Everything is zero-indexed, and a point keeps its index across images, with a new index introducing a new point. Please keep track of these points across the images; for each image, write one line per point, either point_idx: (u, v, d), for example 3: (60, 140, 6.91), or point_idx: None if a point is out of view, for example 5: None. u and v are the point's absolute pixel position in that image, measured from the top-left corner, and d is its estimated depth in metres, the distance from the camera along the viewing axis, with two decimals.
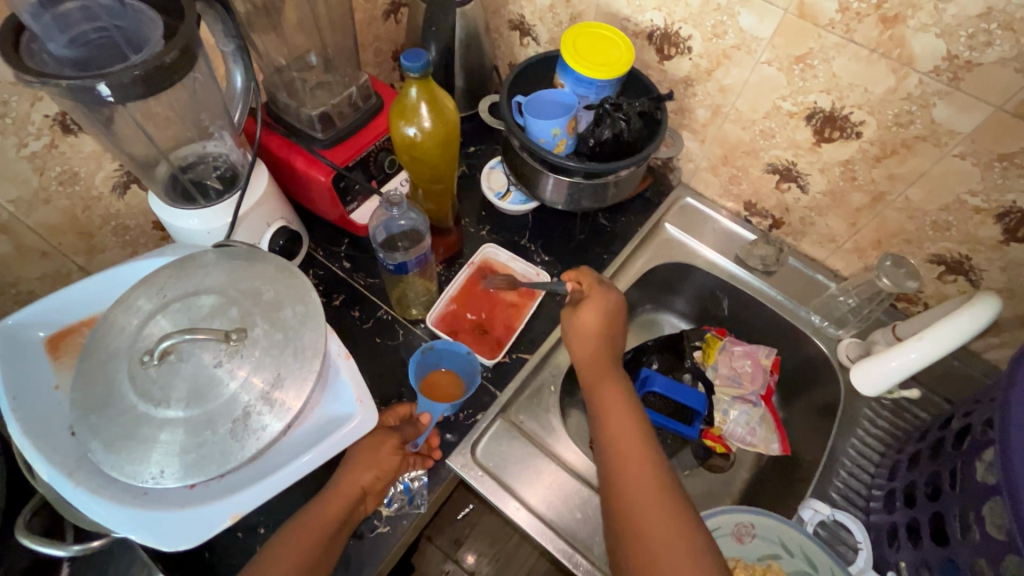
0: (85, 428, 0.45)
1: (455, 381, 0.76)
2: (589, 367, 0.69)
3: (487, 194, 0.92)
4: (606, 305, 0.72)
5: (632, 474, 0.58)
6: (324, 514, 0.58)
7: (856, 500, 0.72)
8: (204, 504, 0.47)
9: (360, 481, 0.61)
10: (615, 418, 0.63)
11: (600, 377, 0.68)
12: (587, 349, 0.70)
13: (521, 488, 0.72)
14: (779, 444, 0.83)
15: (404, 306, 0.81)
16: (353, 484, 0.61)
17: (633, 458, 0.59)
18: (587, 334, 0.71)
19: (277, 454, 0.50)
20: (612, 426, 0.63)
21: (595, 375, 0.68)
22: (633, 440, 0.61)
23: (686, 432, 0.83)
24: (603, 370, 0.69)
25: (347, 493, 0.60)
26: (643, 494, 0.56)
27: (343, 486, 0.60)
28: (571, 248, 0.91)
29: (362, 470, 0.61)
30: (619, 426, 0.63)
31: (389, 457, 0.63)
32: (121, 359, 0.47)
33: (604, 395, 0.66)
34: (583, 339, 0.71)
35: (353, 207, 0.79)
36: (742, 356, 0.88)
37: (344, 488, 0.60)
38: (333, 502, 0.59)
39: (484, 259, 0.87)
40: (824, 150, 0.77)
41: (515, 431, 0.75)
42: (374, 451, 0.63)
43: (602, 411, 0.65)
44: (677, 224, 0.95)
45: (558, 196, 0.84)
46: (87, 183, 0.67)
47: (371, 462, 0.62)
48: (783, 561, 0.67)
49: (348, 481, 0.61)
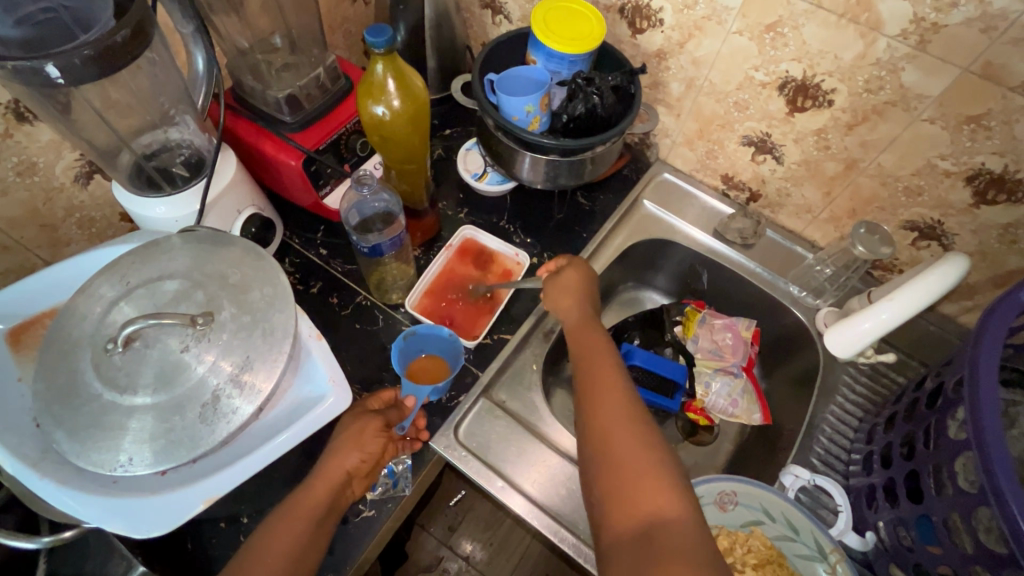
0: (49, 419, 0.44)
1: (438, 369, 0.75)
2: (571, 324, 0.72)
3: (464, 176, 0.91)
4: (583, 271, 0.76)
5: (609, 412, 0.59)
6: (308, 501, 0.57)
7: (836, 464, 0.74)
8: (176, 491, 0.46)
9: (344, 465, 0.60)
10: (598, 364, 0.65)
11: (584, 332, 0.70)
12: (572, 309, 0.73)
13: (506, 468, 0.72)
14: (760, 413, 0.83)
15: (383, 291, 0.80)
16: (338, 469, 0.60)
17: (613, 398, 0.60)
18: (571, 295, 0.74)
19: (248, 439, 0.50)
20: (593, 370, 0.64)
21: (579, 330, 0.70)
22: (613, 383, 0.62)
23: (669, 405, 0.83)
24: (587, 333, 0.70)
25: (333, 475, 0.59)
26: (620, 427, 0.57)
27: (328, 471, 0.59)
28: (550, 227, 0.91)
29: (344, 452, 0.60)
30: (600, 369, 0.64)
31: (372, 439, 0.62)
32: (84, 347, 0.46)
33: (587, 347, 0.68)
34: (566, 300, 0.73)
35: (327, 191, 0.78)
36: (723, 329, 0.88)
37: (330, 471, 0.59)
38: (318, 488, 0.58)
39: (463, 241, 0.86)
40: (797, 120, 0.77)
41: (498, 411, 0.75)
42: (356, 436, 0.62)
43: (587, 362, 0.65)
44: (656, 199, 0.95)
45: (535, 174, 0.83)
46: (47, 173, 0.65)
47: (355, 445, 0.61)
48: (766, 527, 0.68)
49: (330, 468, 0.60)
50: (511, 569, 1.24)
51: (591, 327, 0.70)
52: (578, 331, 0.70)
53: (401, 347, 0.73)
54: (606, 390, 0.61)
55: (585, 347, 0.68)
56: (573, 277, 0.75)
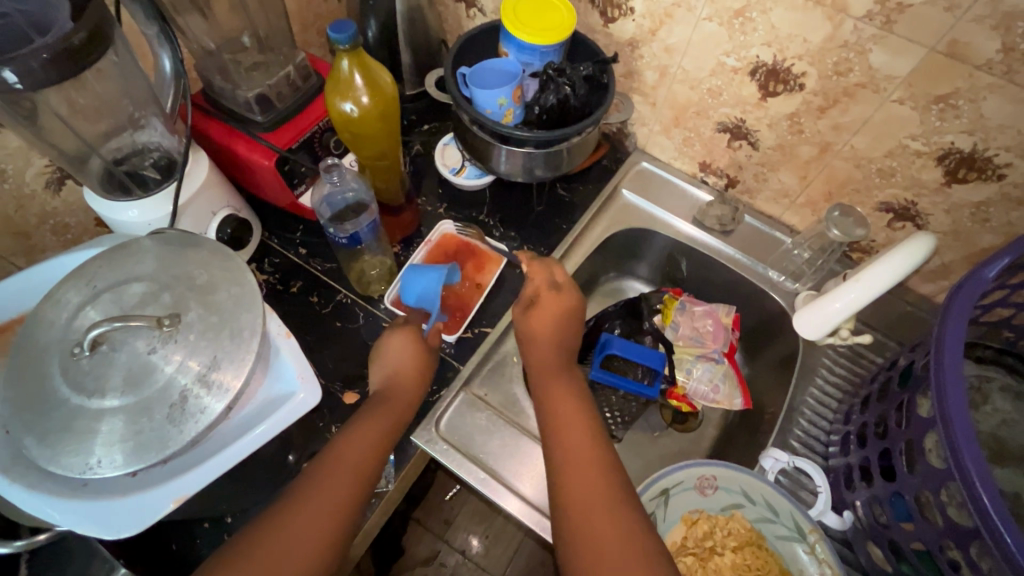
0: (17, 425, 0.44)
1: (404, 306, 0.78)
2: (540, 372, 0.70)
3: (442, 171, 0.91)
4: (559, 308, 0.74)
5: (582, 474, 0.58)
6: (335, 490, 0.54)
7: (816, 446, 0.74)
8: (148, 490, 0.46)
9: (366, 445, 0.59)
10: (566, 421, 0.63)
11: (554, 381, 0.68)
12: (545, 356, 0.71)
13: (489, 459, 0.72)
14: (741, 397, 0.84)
15: (364, 283, 0.81)
16: (399, 407, 0.65)
17: (589, 460, 0.59)
18: (542, 342, 0.72)
19: (220, 438, 0.50)
20: (560, 417, 0.64)
21: (543, 374, 0.70)
22: (586, 446, 0.60)
23: (648, 393, 0.82)
24: (556, 377, 0.69)
25: (355, 461, 0.57)
26: (597, 494, 0.56)
27: (382, 417, 0.63)
28: (529, 220, 0.91)
29: (368, 430, 0.61)
30: (573, 428, 0.62)
31: (402, 400, 0.66)
32: (52, 351, 0.46)
33: (555, 395, 0.67)
34: (539, 343, 0.72)
35: (301, 190, 0.77)
36: (703, 315, 0.89)
37: (347, 463, 0.57)
38: (338, 476, 0.55)
39: (443, 235, 0.86)
40: (770, 104, 0.77)
41: (480, 404, 0.76)
42: (419, 354, 0.70)
43: (556, 411, 0.65)
44: (634, 188, 0.95)
45: (513, 167, 0.83)
46: (17, 180, 0.64)
47: (409, 369, 0.69)
48: (747, 510, 0.68)
49: (342, 457, 0.57)
50: (507, 561, 1.25)
51: (557, 376, 0.69)
52: (547, 382, 0.69)
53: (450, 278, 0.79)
54: (581, 451, 0.60)
55: (554, 401, 0.66)
56: (548, 315, 0.74)
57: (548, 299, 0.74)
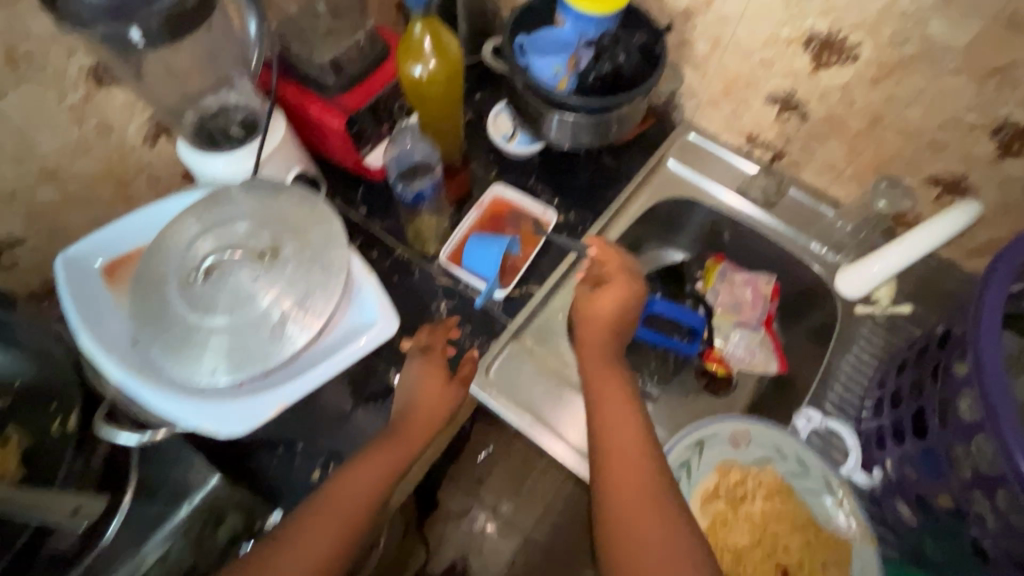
0: (147, 337, 0.51)
1: (430, 327, 0.79)
2: (591, 359, 0.72)
3: (494, 138, 0.95)
4: (622, 297, 0.74)
5: (619, 486, 0.60)
6: (321, 535, 0.57)
7: (849, 409, 0.77)
8: (251, 399, 0.53)
9: (357, 494, 0.61)
10: (610, 424, 0.64)
11: (604, 372, 0.70)
12: (594, 347, 0.72)
13: (535, 405, 0.78)
14: (776, 363, 0.89)
15: (421, 242, 0.86)
16: (410, 442, 0.67)
17: (634, 459, 0.61)
18: (595, 325, 0.74)
19: (309, 359, 0.56)
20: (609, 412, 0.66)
21: (597, 363, 0.71)
22: (634, 442, 0.62)
23: (686, 349, 0.89)
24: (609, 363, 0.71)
25: (348, 502, 0.60)
26: (642, 501, 0.58)
27: (385, 455, 0.65)
28: (576, 187, 0.94)
29: (363, 477, 0.62)
30: (621, 431, 0.63)
31: (415, 434, 0.68)
32: (171, 275, 0.53)
33: (605, 385, 0.68)
34: (594, 330, 0.74)
35: (367, 150, 0.83)
36: (743, 284, 0.94)
37: (339, 505, 0.60)
38: (326, 521, 0.58)
39: (494, 198, 0.90)
40: (822, 76, 0.78)
41: (528, 355, 0.81)
42: (442, 387, 0.72)
43: (601, 402, 0.67)
44: (680, 159, 0.97)
45: (562, 134, 0.87)
46: (120, 133, 0.71)
47: (430, 401, 0.70)
48: (778, 464, 0.72)
49: (334, 502, 0.60)
50: (537, 517, 1.31)
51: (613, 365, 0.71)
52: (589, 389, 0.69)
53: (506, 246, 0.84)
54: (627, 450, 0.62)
55: (605, 395, 0.67)
56: (610, 302, 0.74)
57: (617, 283, 0.74)
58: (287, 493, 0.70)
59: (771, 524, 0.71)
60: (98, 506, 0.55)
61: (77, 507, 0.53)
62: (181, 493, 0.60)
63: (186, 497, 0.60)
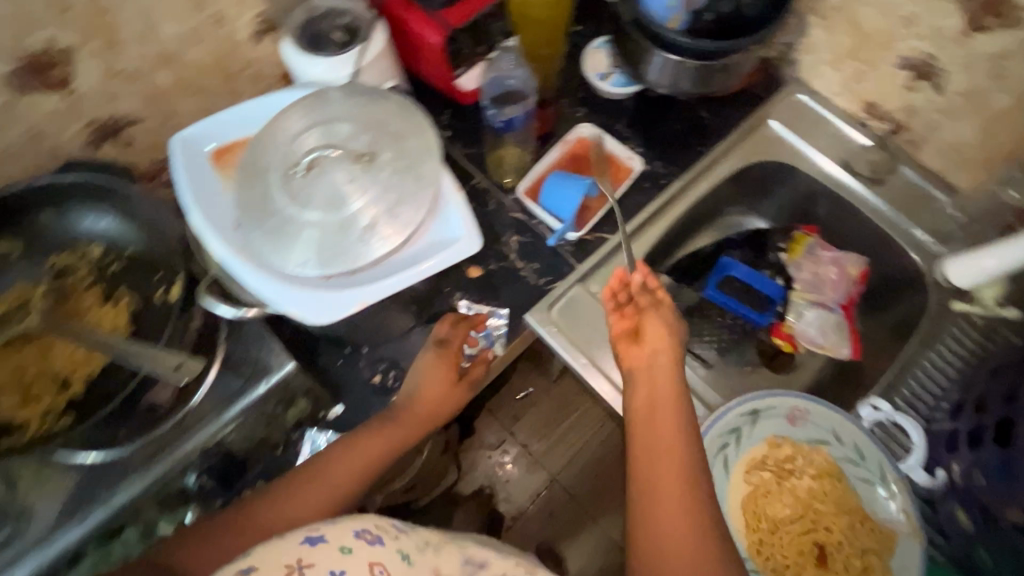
0: (257, 223, 0.58)
1: (456, 319, 0.73)
2: (642, 358, 0.64)
3: (588, 74, 0.92)
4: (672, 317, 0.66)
5: (670, 517, 0.55)
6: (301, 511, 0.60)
7: (920, 407, 0.73)
8: (342, 292, 0.58)
9: (341, 479, 0.63)
10: (656, 440, 0.58)
11: (653, 374, 0.63)
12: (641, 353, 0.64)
13: (591, 348, 0.78)
14: (849, 349, 0.85)
15: (500, 172, 0.86)
16: (402, 434, 0.67)
17: (673, 472, 0.56)
18: (653, 334, 0.64)
19: (395, 263, 0.60)
20: (654, 415, 0.60)
21: (648, 363, 0.63)
22: (678, 450, 0.58)
23: (756, 319, 0.89)
24: (661, 365, 0.63)
25: (331, 484, 0.62)
26: (680, 516, 0.55)
27: (374, 444, 0.65)
28: (667, 137, 0.90)
29: (349, 465, 0.63)
30: (664, 440, 0.58)
31: (410, 426, 0.67)
32: (278, 169, 0.59)
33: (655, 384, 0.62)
34: (654, 328, 0.65)
35: (461, 71, 0.83)
36: (829, 263, 0.89)
37: (323, 485, 0.62)
38: (308, 497, 0.61)
39: (578, 138, 0.88)
40: (975, 41, 0.67)
41: (591, 300, 0.80)
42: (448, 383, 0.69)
43: (646, 402, 0.61)
44: (784, 119, 0.91)
45: (662, 77, 0.83)
46: (232, 27, 0.73)
47: (432, 393, 0.69)
48: (832, 447, 0.70)
49: (320, 480, 0.62)
50: (566, 460, 1.34)
51: (668, 368, 0.63)
52: (647, 414, 0.61)
53: (587, 189, 0.83)
54: (666, 461, 0.57)
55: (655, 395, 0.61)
56: (657, 323, 0.65)
57: (665, 310, 0.66)
58: (349, 388, 0.74)
59: (815, 501, 0.70)
60: (199, 366, 0.60)
61: (179, 363, 0.59)
62: (262, 372, 0.65)
63: (265, 377, 0.65)
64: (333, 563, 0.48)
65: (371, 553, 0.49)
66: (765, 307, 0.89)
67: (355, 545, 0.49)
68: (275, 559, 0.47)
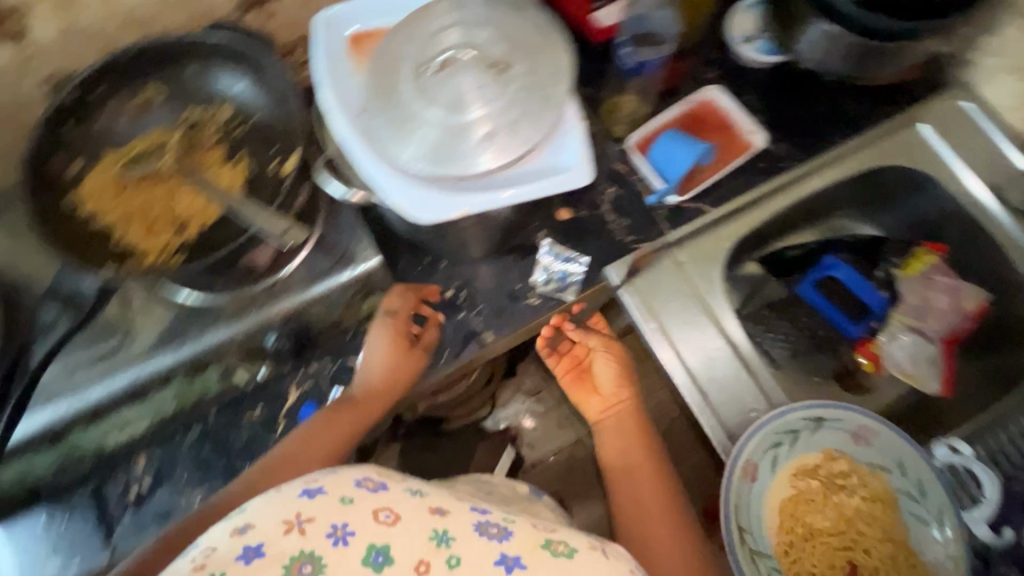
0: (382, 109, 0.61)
1: (402, 289, 0.74)
2: (607, 419, 0.79)
3: (730, 34, 0.85)
4: (612, 353, 0.81)
5: (660, 544, 0.67)
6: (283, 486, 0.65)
7: (1005, 462, 0.67)
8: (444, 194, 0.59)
9: (317, 448, 0.68)
10: (636, 487, 0.72)
11: (615, 428, 0.78)
12: (595, 401, 0.81)
13: (663, 317, 0.74)
14: (940, 384, 0.79)
15: (611, 119, 0.83)
16: (370, 404, 0.72)
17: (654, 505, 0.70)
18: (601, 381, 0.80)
19: (499, 178, 0.60)
20: (626, 460, 0.75)
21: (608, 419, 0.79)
22: (650, 488, 0.72)
23: (847, 326, 0.84)
24: (621, 417, 0.78)
25: (309, 456, 0.67)
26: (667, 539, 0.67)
27: (340, 415, 0.70)
28: (800, 117, 0.83)
29: (321, 438, 0.68)
30: (639, 482, 0.72)
31: (373, 396, 0.72)
32: (414, 64, 0.62)
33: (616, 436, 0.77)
34: (604, 367, 0.80)
35: (600, 6, 0.80)
36: (943, 289, 0.79)
37: (301, 458, 0.67)
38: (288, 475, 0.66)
39: (703, 100, 0.83)
40: None
41: (675, 269, 0.76)
42: (401, 351, 0.72)
43: (615, 461, 0.75)
44: (937, 125, 0.81)
45: (813, 50, 0.78)
46: None
47: (389, 364, 0.72)
48: (892, 476, 0.67)
49: (296, 453, 0.67)
50: None
51: (626, 419, 0.78)
52: (623, 471, 0.74)
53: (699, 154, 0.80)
54: (647, 501, 0.70)
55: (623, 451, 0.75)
56: (604, 362, 0.81)
57: (611, 346, 0.82)
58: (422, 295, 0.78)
59: (859, 521, 0.68)
60: (303, 234, 0.64)
61: (286, 228, 0.63)
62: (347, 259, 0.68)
63: (351, 264, 0.68)
64: (334, 517, 0.47)
65: (372, 503, 0.49)
66: (861, 317, 0.84)
67: (355, 497, 0.49)
68: (272, 519, 0.47)
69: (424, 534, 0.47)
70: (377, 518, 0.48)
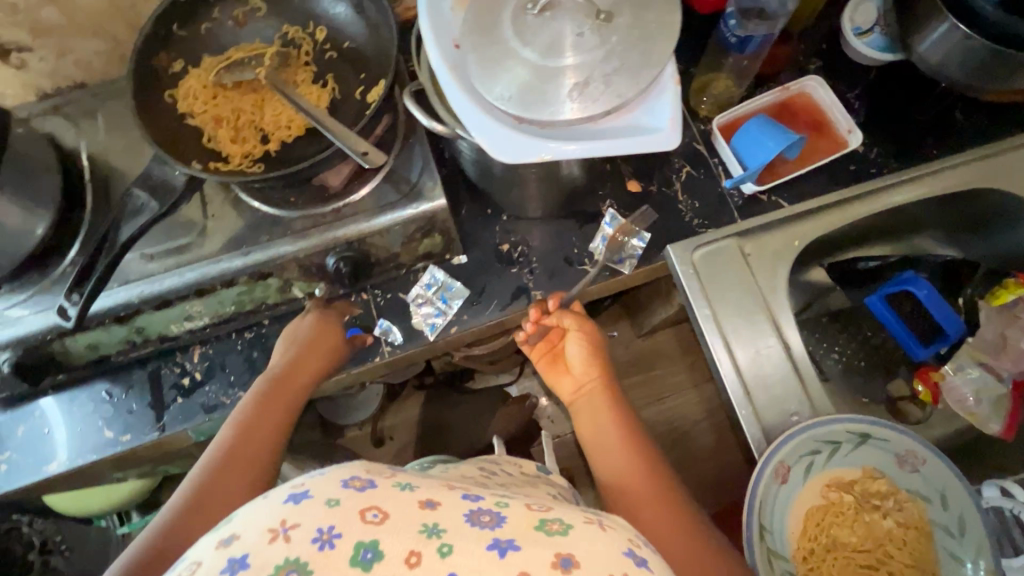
0: (477, 43, 0.60)
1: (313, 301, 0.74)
2: (585, 403, 0.69)
3: (844, 24, 0.80)
4: (584, 330, 0.72)
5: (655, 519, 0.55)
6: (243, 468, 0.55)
7: None
8: (525, 137, 0.59)
9: (268, 417, 0.61)
10: (614, 466, 0.61)
11: (594, 410, 0.67)
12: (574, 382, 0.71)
13: (717, 304, 0.71)
14: (1001, 426, 0.73)
15: (699, 97, 0.81)
16: (310, 369, 0.68)
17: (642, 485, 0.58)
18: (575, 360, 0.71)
19: (584, 130, 0.60)
20: (602, 440, 0.64)
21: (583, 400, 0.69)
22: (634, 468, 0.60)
23: (915, 349, 0.77)
24: (602, 396, 0.68)
25: (261, 428, 0.60)
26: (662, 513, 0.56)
27: (288, 382, 0.65)
28: (901, 125, 0.79)
29: (268, 412, 0.62)
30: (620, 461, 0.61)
31: (312, 362, 0.68)
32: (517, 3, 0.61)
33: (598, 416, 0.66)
34: (576, 347, 0.71)
35: None
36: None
37: (252, 432, 0.59)
38: (241, 459, 0.56)
39: (800, 90, 0.79)
40: None
41: (739, 259, 0.73)
42: (325, 333, 0.71)
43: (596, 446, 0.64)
44: None
45: (934, 50, 0.69)
46: None
47: (316, 347, 0.70)
48: (931, 507, 0.65)
49: (252, 431, 0.59)
50: None
51: (605, 398, 0.68)
52: (602, 449, 0.63)
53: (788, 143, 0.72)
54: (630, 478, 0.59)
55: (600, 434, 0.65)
56: (578, 340, 0.71)
57: (584, 326, 0.72)
58: (480, 244, 0.79)
59: (890, 545, 0.66)
60: (380, 159, 0.64)
61: (365, 151, 0.62)
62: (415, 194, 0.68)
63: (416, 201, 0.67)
64: (320, 519, 0.36)
65: (363, 499, 0.38)
66: (931, 339, 0.77)
67: (343, 495, 0.38)
68: (258, 527, 0.37)
69: (414, 529, 0.37)
70: (365, 518, 0.37)
